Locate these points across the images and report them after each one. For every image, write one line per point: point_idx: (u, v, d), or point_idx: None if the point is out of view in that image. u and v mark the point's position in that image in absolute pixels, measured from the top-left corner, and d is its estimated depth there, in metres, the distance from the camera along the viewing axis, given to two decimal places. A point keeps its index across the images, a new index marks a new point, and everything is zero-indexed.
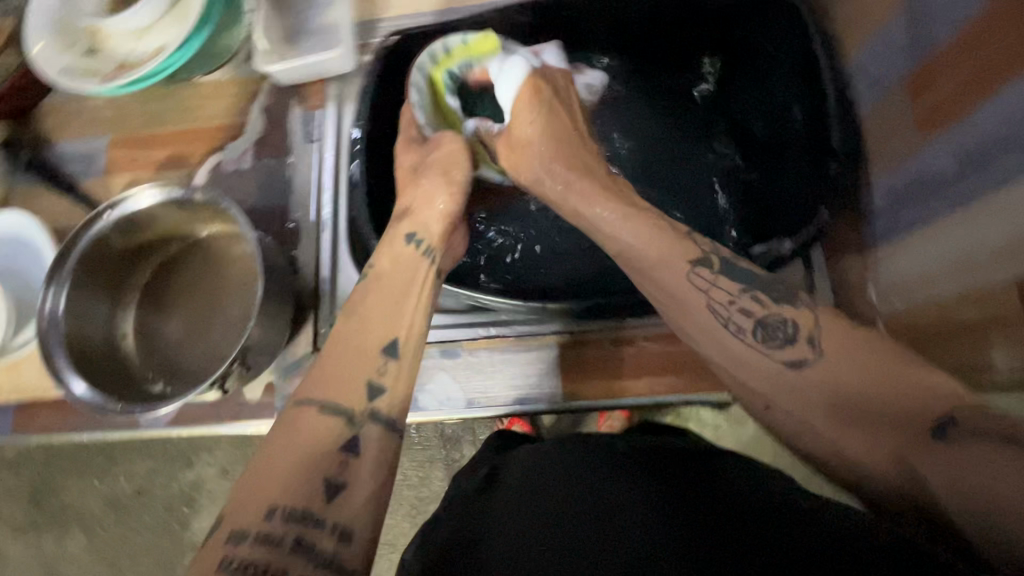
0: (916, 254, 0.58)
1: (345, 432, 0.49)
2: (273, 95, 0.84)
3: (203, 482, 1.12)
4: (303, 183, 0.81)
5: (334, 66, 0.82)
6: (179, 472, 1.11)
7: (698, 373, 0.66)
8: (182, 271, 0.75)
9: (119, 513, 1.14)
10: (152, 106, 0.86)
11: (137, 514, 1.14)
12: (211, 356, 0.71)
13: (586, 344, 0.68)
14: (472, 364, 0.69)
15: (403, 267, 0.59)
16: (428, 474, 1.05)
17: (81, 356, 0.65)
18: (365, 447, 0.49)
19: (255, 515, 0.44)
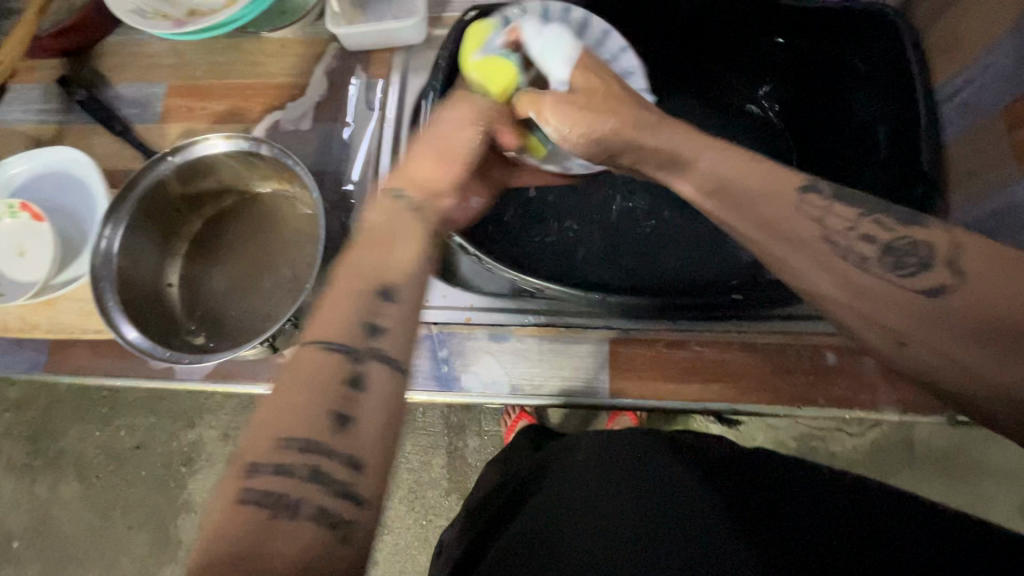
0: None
1: (346, 367, 0.37)
2: (338, 59, 0.83)
3: (212, 442, 1.11)
4: (361, 151, 0.79)
5: (405, 36, 0.81)
6: (188, 429, 1.10)
7: (751, 384, 0.65)
8: (233, 225, 0.74)
9: (123, 463, 1.13)
10: (213, 57, 0.85)
11: (138, 467, 1.13)
12: (256, 314, 0.70)
13: (637, 343, 0.67)
14: (519, 350, 0.69)
15: (390, 220, 0.45)
16: (428, 459, 1.04)
17: (130, 300, 0.64)
18: (372, 384, 0.37)
19: (261, 451, 0.34)
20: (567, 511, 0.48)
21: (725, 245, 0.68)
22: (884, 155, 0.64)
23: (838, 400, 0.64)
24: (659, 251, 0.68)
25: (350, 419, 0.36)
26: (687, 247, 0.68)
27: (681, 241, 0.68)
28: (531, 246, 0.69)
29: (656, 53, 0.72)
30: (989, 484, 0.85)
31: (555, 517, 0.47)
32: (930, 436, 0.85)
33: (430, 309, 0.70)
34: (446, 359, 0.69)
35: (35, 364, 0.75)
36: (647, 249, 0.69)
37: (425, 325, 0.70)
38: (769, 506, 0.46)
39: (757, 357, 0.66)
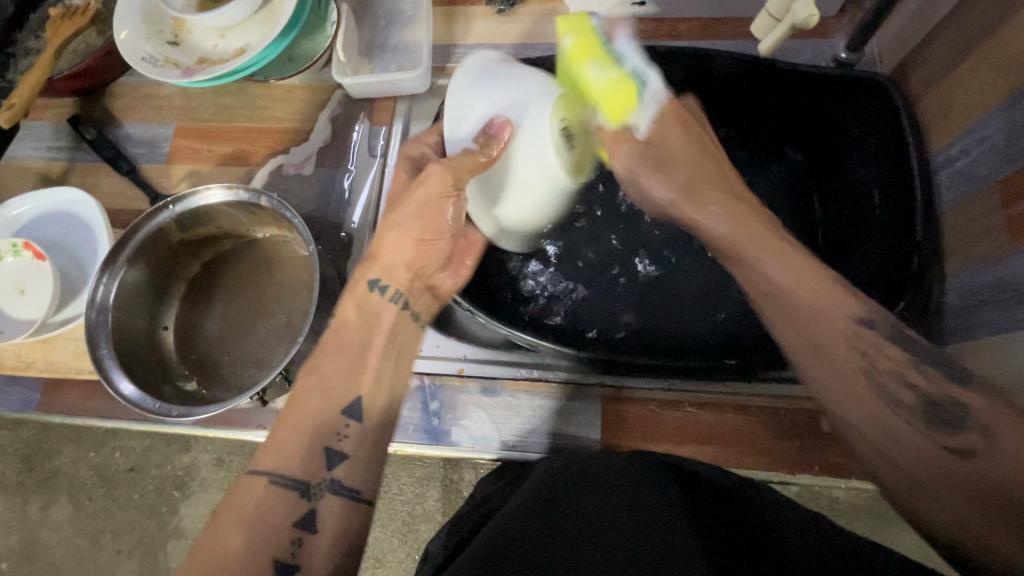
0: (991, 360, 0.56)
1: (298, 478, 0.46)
2: (342, 106, 0.85)
3: (202, 472, 1.10)
4: (361, 197, 0.80)
5: (407, 85, 0.83)
6: (179, 456, 1.09)
7: (746, 449, 0.64)
8: (231, 269, 0.74)
9: (114, 487, 1.12)
10: (222, 101, 0.87)
11: (127, 492, 1.12)
12: (249, 359, 0.70)
13: (629, 400, 0.67)
14: (511, 405, 0.68)
15: (368, 313, 0.55)
16: (423, 493, 1.02)
17: (123, 348, 0.65)
18: (318, 497, 0.46)
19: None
20: (546, 501, 0.53)
21: (722, 303, 0.67)
22: (883, 221, 0.64)
23: (834, 468, 0.63)
24: (656, 308, 0.67)
25: (301, 511, 0.46)
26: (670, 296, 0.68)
27: (667, 291, 0.69)
28: (525, 297, 0.69)
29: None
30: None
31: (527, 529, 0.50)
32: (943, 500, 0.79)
33: (424, 359, 0.70)
34: (437, 412, 0.69)
35: (28, 401, 0.75)
36: (644, 304, 0.68)
37: (417, 376, 0.70)
38: (740, 535, 0.49)
39: (752, 421, 0.65)
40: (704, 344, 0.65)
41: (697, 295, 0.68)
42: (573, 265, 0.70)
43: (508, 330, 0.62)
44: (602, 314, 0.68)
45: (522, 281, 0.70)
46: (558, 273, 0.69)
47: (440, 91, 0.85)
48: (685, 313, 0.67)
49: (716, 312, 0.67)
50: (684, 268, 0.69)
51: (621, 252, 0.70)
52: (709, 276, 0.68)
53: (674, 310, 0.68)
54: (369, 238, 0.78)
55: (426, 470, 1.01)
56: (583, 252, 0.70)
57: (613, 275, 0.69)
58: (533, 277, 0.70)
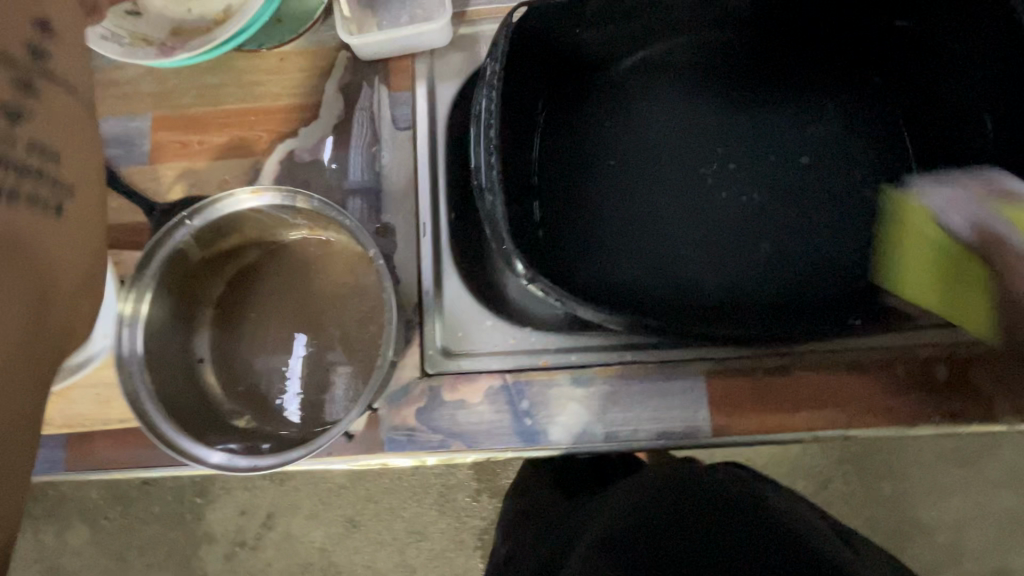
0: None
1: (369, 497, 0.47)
2: (351, 71, 0.72)
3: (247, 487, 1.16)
4: (395, 175, 0.69)
5: (429, 39, 0.70)
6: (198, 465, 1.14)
7: (859, 405, 0.61)
8: (265, 281, 0.64)
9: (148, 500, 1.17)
10: (203, 80, 0.72)
11: (148, 505, 1.18)
12: (307, 388, 0.62)
13: (736, 372, 0.62)
14: (607, 395, 0.62)
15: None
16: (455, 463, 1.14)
17: (170, 404, 0.56)
18: None
19: None
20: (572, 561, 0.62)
21: (789, 264, 0.64)
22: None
23: (955, 414, 0.60)
24: (720, 268, 0.63)
25: None
26: (840, 174, 0.66)
27: (746, 132, 0.68)
28: (586, 271, 0.63)
29: (700, 38, 0.67)
30: (951, 497, 1.08)
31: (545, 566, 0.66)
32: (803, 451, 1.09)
33: (502, 357, 0.64)
34: (528, 411, 0.62)
35: (52, 463, 0.65)
36: (711, 273, 0.63)
37: (497, 375, 0.64)
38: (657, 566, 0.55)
39: (866, 377, 0.61)
40: (779, 300, 0.62)
41: (783, 248, 0.64)
42: (614, 220, 0.64)
43: (561, 299, 0.55)
44: (666, 282, 0.63)
45: (571, 256, 0.63)
46: (604, 228, 0.64)
47: (464, 43, 0.72)
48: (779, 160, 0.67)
49: (809, 252, 0.64)
50: (760, 214, 0.65)
51: (668, 223, 0.65)
52: (766, 238, 0.64)
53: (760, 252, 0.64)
54: (413, 223, 0.68)
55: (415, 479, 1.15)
56: (631, 219, 0.65)
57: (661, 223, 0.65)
58: (607, 258, 0.63)
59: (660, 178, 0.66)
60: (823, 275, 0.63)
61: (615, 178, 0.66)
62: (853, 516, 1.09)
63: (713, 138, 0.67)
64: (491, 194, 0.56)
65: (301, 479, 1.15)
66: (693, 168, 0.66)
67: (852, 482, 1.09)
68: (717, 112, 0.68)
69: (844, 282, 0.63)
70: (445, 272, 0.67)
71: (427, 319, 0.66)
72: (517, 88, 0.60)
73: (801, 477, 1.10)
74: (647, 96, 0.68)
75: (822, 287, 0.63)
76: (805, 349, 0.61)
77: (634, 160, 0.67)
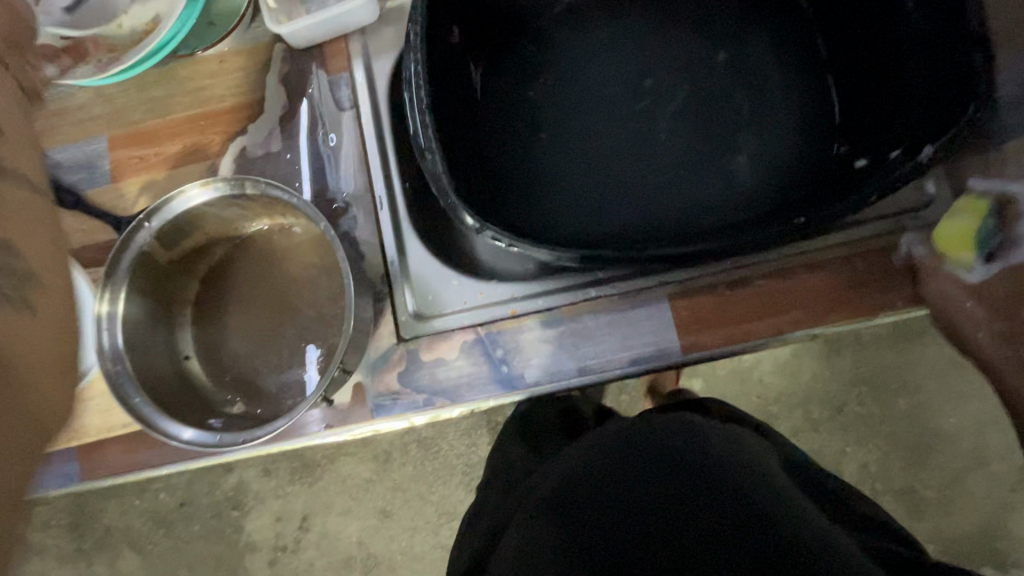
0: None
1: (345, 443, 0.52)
2: (288, 61, 0.73)
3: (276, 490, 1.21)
4: (345, 155, 0.71)
5: (358, 16, 0.71)
6: (229, 478, 1.19)
7: (823, 304, 0.62)
8: (237, 275, 0.67)
9: (187, 516, 1.22)
10: (149, 94, 0.74)
11: (187, 523, 1.23)
12: (291, 368, 0.65)
13: (699, 291, 0.63)
14: (577, 331, 0.64)
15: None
16: (475, 440, 1.18)
17: (153, 393, 0.58)
18: None
19: None
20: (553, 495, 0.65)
21: (730, 178, 0.67)
22: (897, 27, 0.60)
23: (916, 298, 0.61)
24: (665, 193, 0.67)
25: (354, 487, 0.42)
26: (769, 85, 0.68)
27: (677, 58, 0.70)
28: (538, 216, 0.66)
29: None
30: (964, 400, 1.09)
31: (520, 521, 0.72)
32: (812, 379, 1.11)
33: (471, 311, 0.67)
34: (503, 358, 0.64)
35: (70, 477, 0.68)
36: (657, 198, 0.67)
37: (470, 329, 0.65)
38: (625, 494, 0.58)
39: (826, 276, 0.62)
40: (725, 214, 0.66)
41: (725, 164, 0.67)
42: (563, 164, 0.68)
43: (517, 244, 0.57)
44: (615, 213, 0.66)
45: (523, 203, 0.66)
46: (553, 172, 0.68)
47: (393, 15, 0.73)
48: (712, 82, 0.69)
49: (748, 165, 0.67)
50: (699, 135, 0.68)
51: (610, 158, 0.68)
52: (705, 157, 0.67)
53: (703, 172, 0.67)
54: (369, 198, 0.70)
55: (438, 461, 1.18)
56: (576, 160, 0.68)
57: (606, 159, 0.68)
58: (557, 201, 0.67)
59: (598, 116, 0.69)
60: (763, 183, 0.66)
61: (557, 123, 0.69)
62: (869, 435, 1.11)
63: (646, 70, 0.70)
64: (430, 152, 0.57)
65: (328, 477, 1.20)
66: (629, 102, 0.69)
67: (866, 402, 1.10)
68: (648, 44, 0.70)
69: (784, 187, 0.66)
70: (407, 240, 0.69)
71: (396, 287, 0.68)
72: (443, 46, 0.61)
73: (814, 403, 1.11)
74: (578, 38, 0.71)
75: (765, 195, 0.66)
76: (760, 257, 0.63)
77: (573, 103, 0.69)
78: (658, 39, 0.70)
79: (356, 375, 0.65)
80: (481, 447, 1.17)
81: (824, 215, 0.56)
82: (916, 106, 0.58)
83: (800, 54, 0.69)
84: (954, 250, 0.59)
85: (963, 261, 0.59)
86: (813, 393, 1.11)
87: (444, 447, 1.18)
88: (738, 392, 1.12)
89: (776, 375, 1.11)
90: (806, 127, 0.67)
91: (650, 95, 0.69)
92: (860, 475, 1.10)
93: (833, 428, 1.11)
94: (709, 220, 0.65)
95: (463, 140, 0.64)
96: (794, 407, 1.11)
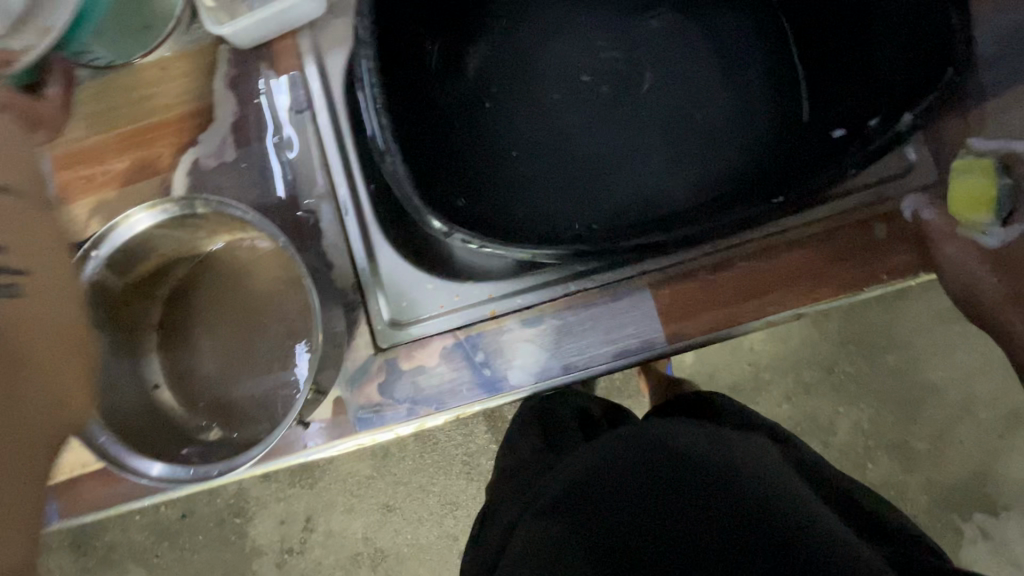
0: (1005, 116, 0.59)
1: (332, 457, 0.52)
2: (235, 64, 0.69)
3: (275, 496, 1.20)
4: (303, 160, 0.68)
5: (304, 11, 0.67)
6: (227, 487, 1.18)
7: (809, 282, 0.60)
8: (201, 296, 0.64)
9: (188, 528, 1.21)
10: (89, 108, 0.70)
11: (188, 535, 1.22)
12: (266, 389, 0.63)
13: (681, 277, 0.62)
14: (559, 328, 0.62)
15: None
16: (471, 430, 1.17)
17: (122, 429, 0.55)
18: None
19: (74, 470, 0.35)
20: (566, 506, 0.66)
21: (707, 158, 0.64)
22: None
23: (903, 269, 0.60)
24: (641, 178, 0.64)
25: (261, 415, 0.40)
26: (739, 58, 0.66)
27: (642, 36, 0.67)
28: (510, 212, 0.63)
29: None
30: (951, 351, 1.10)
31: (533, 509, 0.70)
32: (801, 342, 1.12)
33: (449, 315, 0.64)
34: (486, 362, 0.63)
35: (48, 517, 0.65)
36: (633, 184, 0.64)
37: (449, 334, 0.63)
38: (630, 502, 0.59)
39: (810, 253, 0.61)
40: (703, 195, 0.63)
41: (702, 144, 0.65)
42: (533, 154, 0.65)
43: (488, 245, 0.54)
44: (590, 203, 0.64)
45: (494, 199, 0.64)
46: (525, 164, 0.65)
47: (342, 6, 0.69)
48: (682, 57, 0.67)
49: (723, 143, 0.65)
50: (671, 115, 0.65)
51: (582, 145, 0.65)
52: (679, 137, 0.65)
53: (679, 153, 0.65)
54: (333, 203, 0.67)
55: (437, 453, 1.17)
56: (545, 150, 0.65)
57: (577, 146, 0.65)
58: (528, 194, 0.64)
59: (566, 102, 0.66)
60: (740, 161, 0.64)
61: (525, 113, 0.66)
62: (859, 394, 1.11)
63: (612, 50, 0.67)
64: (389, 154, 0.54)
65: (326, 479, 1.19)
66: (596, 85, 0.66)
67: (856, 361, 1.11)
68: (609, 24, 0.67)
69: (763, 163, 0.64)
70: (377, 245, 0.66)
71: (369, 295, 0.66)
72: (394, 39, 0.57)
73: (804, 366, 1.12)
74: (539, 21, 0.68)
75: (743, 174, 0.64)
76: (742, 238, 0.61)
77: (539, 90, 0.67)
78: (623, 16, 0.67)
79: (334, 390, 0.63)
80: (477, 436, 1.17)
81: (804, 191, 0.53)
82: (890, 70, 0.56)
83: (770, 20, 0.66)
84: (967, 212, 0.58)
85: (980, 222, 0.58)
86: (802, 356, 1.12)
87: (441, 439, 1.18)
88: (730, 363, 1.12)
89: (766, 343, 1.11)
90: (778, 99, 0.65)
91: (619, 77, 0.66)
92: (853, 433, 1.11)
93: (825, 390, 1.11)
94: (688, 202, 0.63)
95: (424, 137, 0.61)
96: (784, 373, 1.12)
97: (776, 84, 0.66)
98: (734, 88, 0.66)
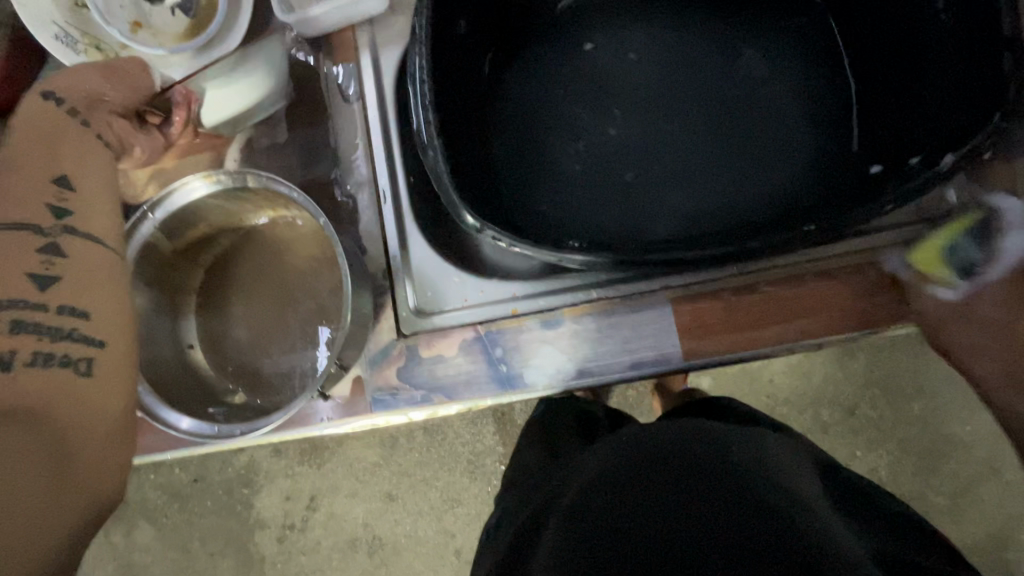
0: None
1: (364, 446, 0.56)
2: (296, 51, 0.73)
3: (285, 471, 1.23)
4: (349, 147, 0.71)
5: (366, 7, 0.69)
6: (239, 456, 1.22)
7: (833, 314, 0.60)
8: (241, 264, 0.68)
9: (200, 492, 1.26)
10: None
11: (199, 500, 1.26)
12: (292, 360, 0.65)
13: (702, 296, 0.62)
14: (578, 333, 0.63)
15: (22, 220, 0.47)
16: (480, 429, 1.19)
17: (157, 380, 0.58)
18: None
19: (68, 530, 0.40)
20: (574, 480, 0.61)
21: (738, 181, 0.65)
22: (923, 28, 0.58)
23: (930, 311, 0.59)
24: (673, 193, 0.65)
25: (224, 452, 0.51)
26: (783, 86, 0.67)
27: (694, 59, 0.68)
28: (539, 214, 0.65)
29: None
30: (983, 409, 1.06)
31: (603, 487, 0.57)
32: (824, 381, 1.09)
33: (471, 310, 0.66)
34: (503, 358, 0.64)
35: None
36: (663, 201, 0.65)
37: (470, 327, 0.65)
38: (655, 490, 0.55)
39: (836, 285, 0.61)
40: (731, 217, 0.64)
41: (736, 166, 0.65)
42: (568, 160, 0.67)
43: (517, 245, 0.55)
44: (617, 214, 0.65)
45: (525, 201, 0.66)
46: (561, 170, 0.67)
47: (402, 4, 0.72)
48: (726, 80, 0.68)
49: (759, 168, 0.65)
50: (711, 136, 0.66)
51: (616, 156, 0.67)
52: (715, 158, 0.66)
53: (717, 175, 0.65)
54: (372, 191, 0.69)
55: (445, 449, 1.19)
56: (579, 156, 0.67)
57: (612, 157, 0.67)
58: (559, 199, 0.66)
59: (604, 113, 0.68)
60: (772, 187, 0.64)
61: (564, 120, 0.68)
62: (880, 441, 1.08)
63: (660, 67, 0.69)
64: (430, 149, 0.56)
65: (335, 460, 1.22)
66: (638, 100, 0.68)
67: (880, 404, 1.08)
68: (665, 45, 0.69)
69: (795, 190, 0.64)
70: (410, 235, 0.68)
71: (397, 281, 0.68)
72: (447, 40, 0.60)
73: (825, 405, 1.09)
74: (587, 35, 0.70)
75: (775, 198, 0.64)
76: (768, 263, 0.61)
77: (580, 100, 0.68)
78: (673, 38, 0.69)
79: (355, 369, 0.66)
80: (485, 438, 1.18)
81: (837, 221, 0.53)
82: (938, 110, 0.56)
83: (816, 57, 0.67)
84: None
85: None
86: (823, 394, 1.09)
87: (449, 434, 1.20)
88: (746, 392, 1.11)
89: (787, 377, 1.09)
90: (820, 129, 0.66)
91: (664, 96, 0.68)
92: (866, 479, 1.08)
93: (841, 431, 1.09)
94: (715, 223, 0.64)
95: (464, 135, 0.63)
96: (801, 408, 1.10)
97: (819, 114, 0.66)
98: (778, 116, 0.66)
